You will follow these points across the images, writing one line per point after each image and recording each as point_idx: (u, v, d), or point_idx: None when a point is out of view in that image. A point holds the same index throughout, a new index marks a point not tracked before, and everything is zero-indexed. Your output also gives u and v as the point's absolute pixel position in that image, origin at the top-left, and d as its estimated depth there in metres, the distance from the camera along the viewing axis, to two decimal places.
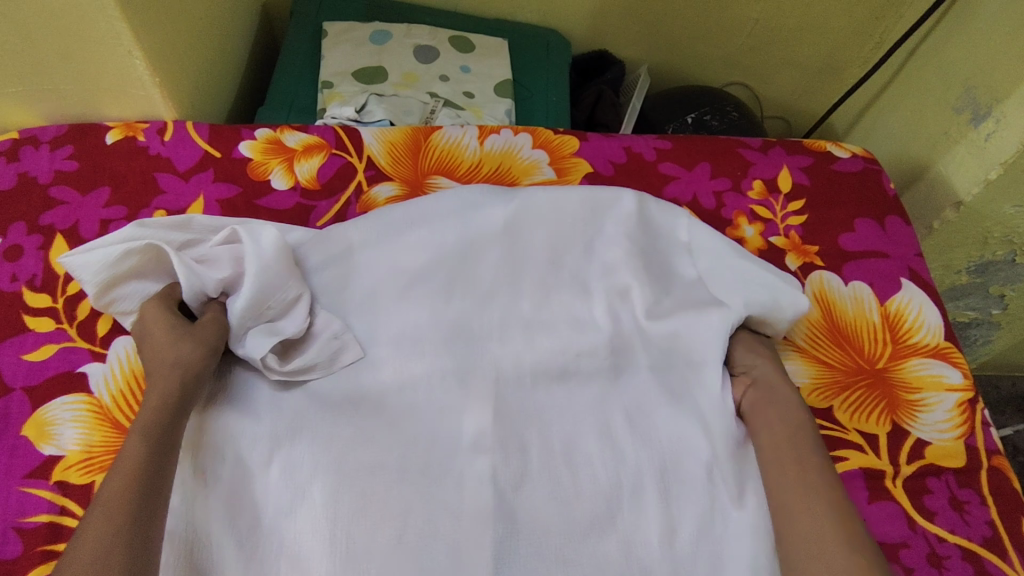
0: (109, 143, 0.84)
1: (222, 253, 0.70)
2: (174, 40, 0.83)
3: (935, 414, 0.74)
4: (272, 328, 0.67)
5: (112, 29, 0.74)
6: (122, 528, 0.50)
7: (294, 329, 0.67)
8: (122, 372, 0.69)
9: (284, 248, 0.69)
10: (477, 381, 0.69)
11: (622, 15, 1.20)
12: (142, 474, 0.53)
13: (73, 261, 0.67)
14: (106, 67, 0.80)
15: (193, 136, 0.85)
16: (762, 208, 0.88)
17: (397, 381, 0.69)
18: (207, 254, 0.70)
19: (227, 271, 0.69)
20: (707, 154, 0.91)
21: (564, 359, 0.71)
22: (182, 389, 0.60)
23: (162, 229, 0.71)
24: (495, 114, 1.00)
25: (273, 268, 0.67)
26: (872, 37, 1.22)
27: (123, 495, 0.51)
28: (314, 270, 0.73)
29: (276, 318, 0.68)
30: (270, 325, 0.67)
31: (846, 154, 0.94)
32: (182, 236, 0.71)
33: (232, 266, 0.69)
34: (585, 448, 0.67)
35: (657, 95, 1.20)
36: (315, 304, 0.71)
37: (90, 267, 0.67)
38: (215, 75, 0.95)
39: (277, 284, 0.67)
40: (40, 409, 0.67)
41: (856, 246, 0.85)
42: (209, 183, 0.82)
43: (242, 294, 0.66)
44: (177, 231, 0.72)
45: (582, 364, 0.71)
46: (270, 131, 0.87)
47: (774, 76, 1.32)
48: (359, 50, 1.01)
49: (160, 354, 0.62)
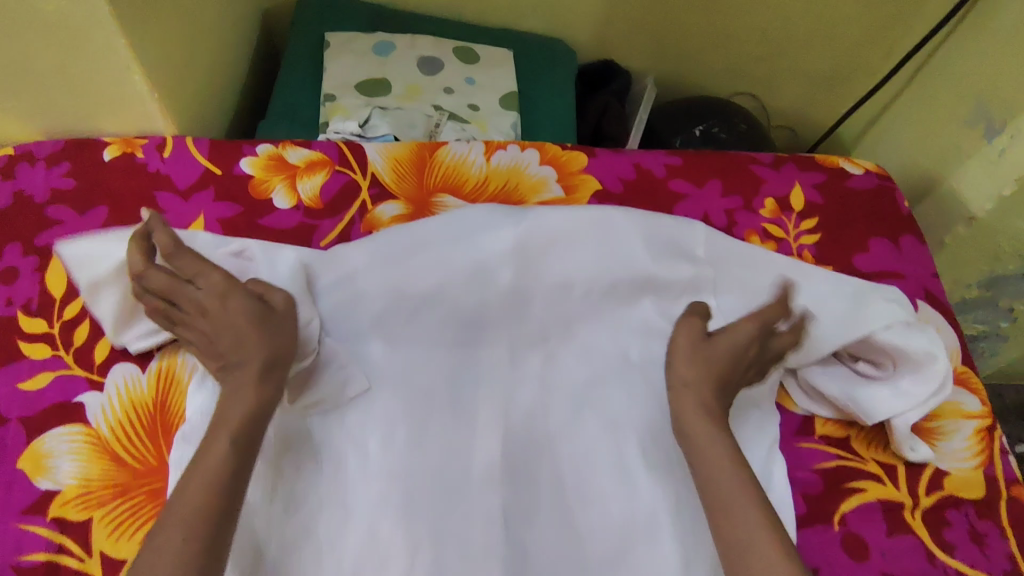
0: (106, 160, 0.82)
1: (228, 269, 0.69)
2: (174, 55, 0.81)
3: (953, 442, 0.73)
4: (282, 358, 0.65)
5: (110, 44, 0.72)
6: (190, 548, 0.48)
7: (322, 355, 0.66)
8: (120, 402, 0.67)
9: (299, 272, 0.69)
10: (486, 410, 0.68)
11: (629, 24, 1.18)
12: (222, 485, 0.51)
13: (79, 242, 0.71)
14: (103, 81, 0.77)
15: (193, 153, 0.83)
16: (774, 226, 0.86)
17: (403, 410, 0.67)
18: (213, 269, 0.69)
19: None
20: (717, 171, 0.89)
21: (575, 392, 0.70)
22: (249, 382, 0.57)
23: (167, 240, 0.71)
24: (501, 127, 0.98)
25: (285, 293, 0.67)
26: (882, 47, 1.20)
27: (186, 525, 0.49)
28: (324, 292, 0.69)
29: None
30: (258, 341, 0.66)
31: (859, 170, 0.92)
32: None
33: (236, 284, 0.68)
34: (597, 482, 0.65)
35: (664, 106, 1.18)
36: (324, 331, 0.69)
37: (86, 256, 0.70)
38: (214, 88, 0.93)
39: None
40: (35, 441, 0.65)
41: (870, 267, 0.84)
42: (209, 202, 0.80)
43: None
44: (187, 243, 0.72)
45: (595, 392, 0.70)
46: (271, 147, 0.85)
47: (781, 86, 1.30)
48: (361, 62, 0.99)
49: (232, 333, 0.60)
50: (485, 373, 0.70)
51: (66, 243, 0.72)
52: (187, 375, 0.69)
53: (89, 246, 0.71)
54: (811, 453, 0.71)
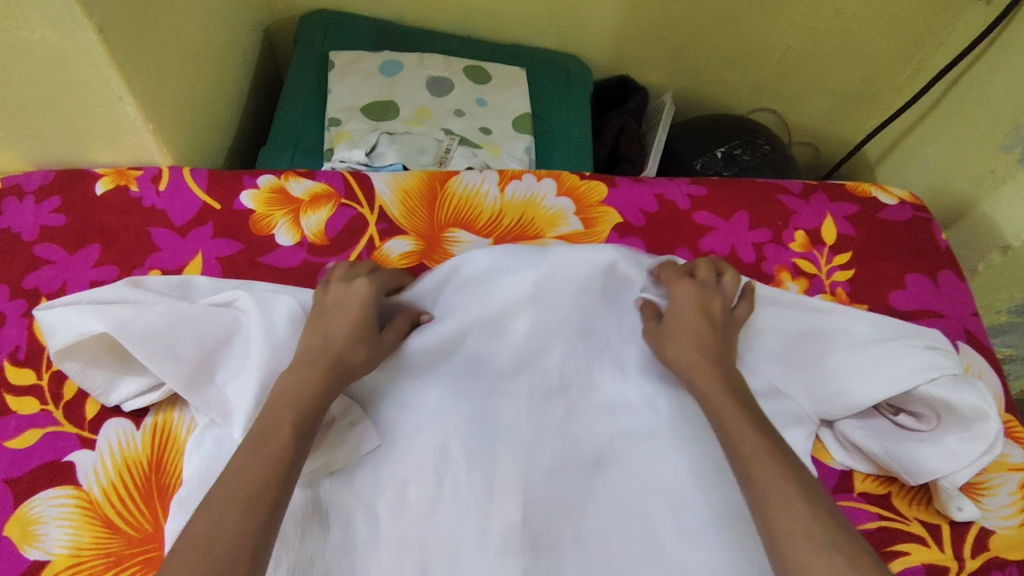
0: (99, 194, 0.77)
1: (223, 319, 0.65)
2: (169, 83, 0.76)
3: (998, 498, 0.68)
4: None
5: (100, 75, 0.67)
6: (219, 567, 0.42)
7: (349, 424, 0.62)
8: (114, 462, 0.63)
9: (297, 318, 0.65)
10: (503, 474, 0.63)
11: (645, 40, 1.14)
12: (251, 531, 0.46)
13: (47, 311, 0.63)
14: (94, 112, 0.73)
15: (190, 185, 0.78)
16: (805, 261, 0.81)
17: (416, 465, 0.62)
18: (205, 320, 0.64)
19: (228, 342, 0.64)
20: (744, 202, 0.85)
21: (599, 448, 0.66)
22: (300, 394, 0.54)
23: (161, 287, 0.67)
24: (514, 151, 0.94)
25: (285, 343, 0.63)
26: (909, 64, 1.15)
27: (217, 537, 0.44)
28: None
29: None
30: (261, 396, 0.60)
31: (893, 200, 0.87)
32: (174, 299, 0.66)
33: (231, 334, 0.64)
34: (624, 548, 0.61)
35: (682, 125, 1.13)
36: None
37: (59, 329, 0.62)
38: (213, 113, 0.88)
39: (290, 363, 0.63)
40: (22, 505, 0.60)
41: (908, 306, 0.79)
42: (207, 239, 0.76)
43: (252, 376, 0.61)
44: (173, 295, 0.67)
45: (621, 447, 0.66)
46: (273, 178, 0.80)
47: (803, 102, 1.25)
48: (367, 84, 0.94)
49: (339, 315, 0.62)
50: (502, 428, 0.65)
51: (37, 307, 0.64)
52: (187, 430, 0.65)
53: (58, 314, 0.63)
54: (851, 512, 0.66)
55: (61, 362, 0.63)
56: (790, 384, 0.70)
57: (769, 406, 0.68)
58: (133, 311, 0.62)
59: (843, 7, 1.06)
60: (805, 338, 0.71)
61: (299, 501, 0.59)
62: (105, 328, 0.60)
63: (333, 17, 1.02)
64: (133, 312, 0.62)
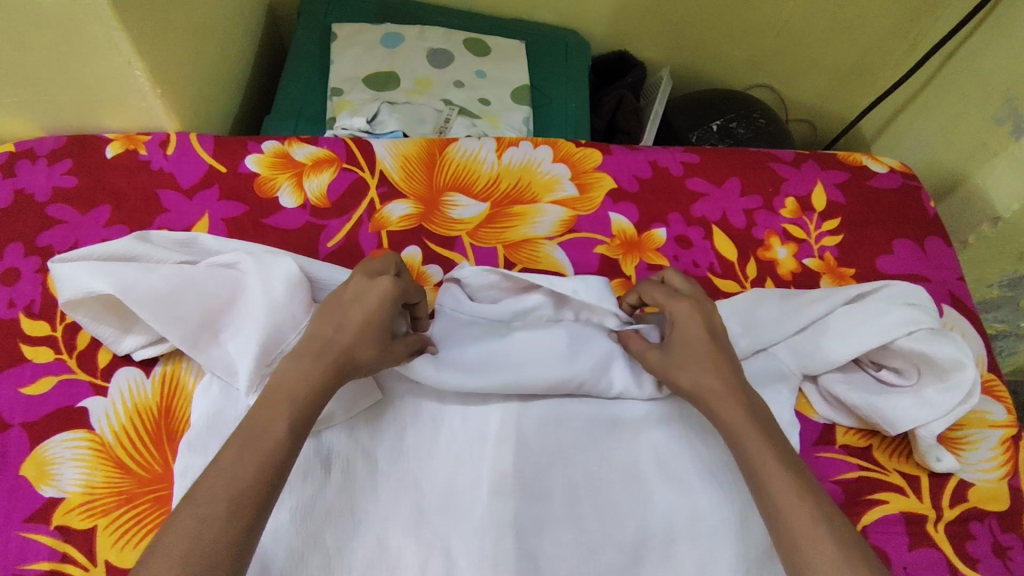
0: (109, 157, 0.80)
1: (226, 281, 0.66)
2: (176, 49, 0.79)
3: (977, 452, 0.71)
4: None
5: (110, 39, 0.70)
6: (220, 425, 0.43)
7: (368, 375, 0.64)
8: (125, 408, 0.66)
9: (298, 284, 0.65)
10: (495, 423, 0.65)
11: (644, 15, 1.15)
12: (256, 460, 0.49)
13: (57, 265, 0.64)
14: (105, 77, 0.75)
15: (197, 150, 0.81)
16: (794, 226, 0.83)
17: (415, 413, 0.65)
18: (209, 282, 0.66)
19: (231, 305, 0.66)
20: (736, 169, 0.87)
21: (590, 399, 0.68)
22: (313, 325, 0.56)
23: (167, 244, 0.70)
24: (512, 122, 0.96)
25: (285, 307, 0.64)
26: (905, 40, 1.16)
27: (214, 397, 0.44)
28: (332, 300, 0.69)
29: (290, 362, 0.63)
30: (258, 362, 0.62)
31: (883, 168, 0.89)
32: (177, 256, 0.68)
33: (234, 297, 0.66)
34: (612, 493, 0.64)
35: (680, 100, 1.15)
36: None
37: (67, 284, 0.63)
38: (219, 81, 0.90)
39: (291, 324, 0.64)
40: (38, 447, 0.63)
41: (894, 270, 0.81)
42: (213, 201, 0.78)
43: (252, 339, 0.62)
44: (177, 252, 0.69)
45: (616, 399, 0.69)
46: (277, 144, 0.83)
47: (799, 79, 1.26)
48: (369, 55, 0.97)
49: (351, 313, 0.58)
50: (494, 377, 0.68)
51: (52, 259, 0.65)
52: (194, 381, 0.68)
53: (70, 269, 0.64)
54: (833, 463, 0.69)
55: (71, 312, 0.65)
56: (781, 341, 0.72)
57: (754, 361, 0.70)
58: (140, 272, 0.64)
59: None
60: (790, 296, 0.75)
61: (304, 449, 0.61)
62: (111, 291, 0.62)
63: None
64: (140, 274, 0.64)
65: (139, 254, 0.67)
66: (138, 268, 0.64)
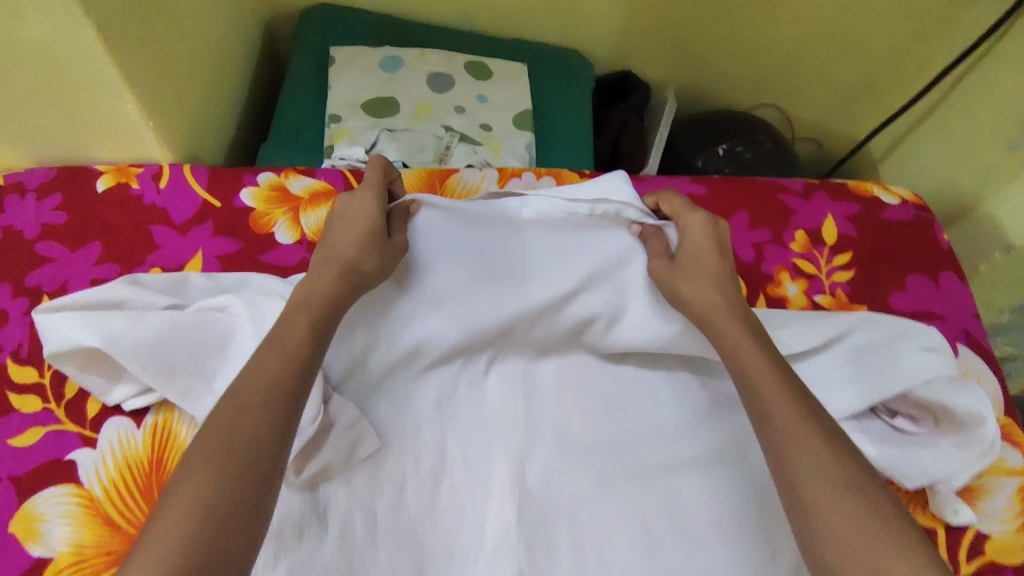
0: (99, 191, 0.77)
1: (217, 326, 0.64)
2: (171, 80, 0.76)
3: (995, 502, 0.69)
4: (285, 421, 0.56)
5: (100, 72, 0.67)
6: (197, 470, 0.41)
7: (338, 414, 0.59)
8: (115, 461, 0.63)
9: None
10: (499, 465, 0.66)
11: (648, 35, 1.13)
12: None
13: (42, 316, 0.63)
14: (95, 109, 0.72)
15: (191, 184, 0.79)
16: (805, 261, 0.81)
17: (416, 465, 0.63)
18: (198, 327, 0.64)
19: (222, 349, 0.63)
20: (745, 201, 0.84)
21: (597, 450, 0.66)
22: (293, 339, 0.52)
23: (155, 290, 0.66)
24: (515, 149, 0.93)
25: None
26: (915, 61, 1.14)
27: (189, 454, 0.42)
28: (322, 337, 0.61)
29: None
30: None
31: (895, 200, 0.87)
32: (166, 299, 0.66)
33: (225, 341, 0.63)
34: (620, 549, 0.61)
35: (684, 121, 1.13)
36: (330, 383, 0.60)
37: (52, 335, 0.62)
38: (214, 108, 0.88)
39: None
40: (26, 503, 0.61)
41: (908, 308, 0.79)
42: (207, 237, 0.76)
43: None
44: (167, 294, 0.67)
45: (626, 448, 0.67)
46: (273, 176, 0.81)
47: (806, 99, 1.24)
48: (368, 80, 0.94)
49: (344, 229, 0.60)
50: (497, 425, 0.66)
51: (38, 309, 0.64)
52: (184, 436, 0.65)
53: (56, 320, 0.63)
54: None
55: (57, 362, 0.64)
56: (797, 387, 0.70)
57: None
58: (127, 321, 0.62)
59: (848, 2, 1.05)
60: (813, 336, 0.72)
61: (298, 502, 0.56)
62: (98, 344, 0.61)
63: (335, 13, 1.02)
64: (127, 324, 0.62)
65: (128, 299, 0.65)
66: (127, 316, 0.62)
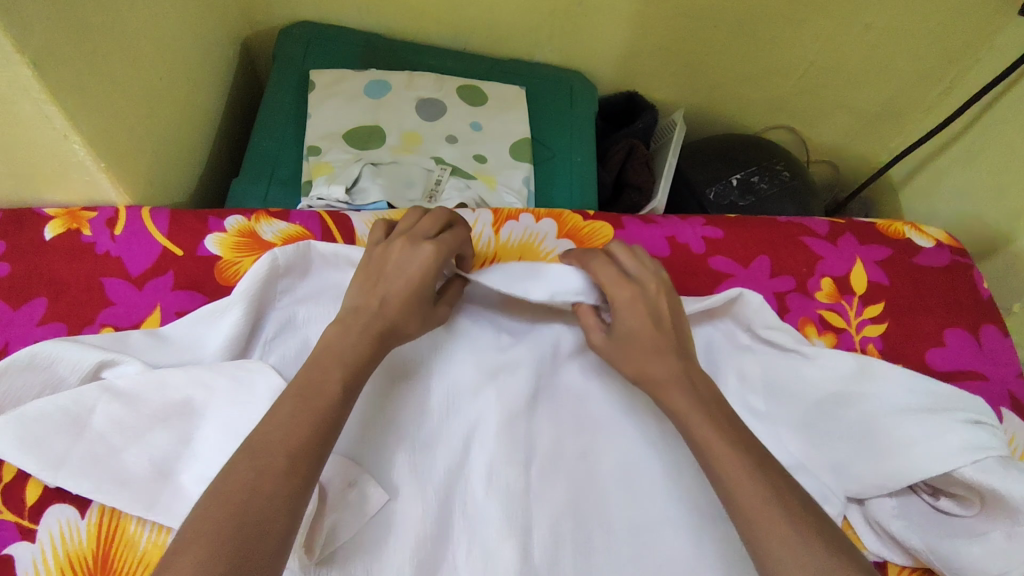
0: (47, 239, 0.68)
1: (149, 392, 0.56)
2: (126, 115, 0.67)
3: None
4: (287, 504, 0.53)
5: (40, 113, 0.58)
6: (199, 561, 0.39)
7: (338, 474, 0.57)
8: (56, 557, 0.54)
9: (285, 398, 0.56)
10: (503, 540, 0.58)
11: (655, 55, 1.05)
12: None
13: None
14: (37, 152, 0.63)
15: (150, 230, 0.70)
16: (833, 314, 0.73)
17: (415, 548, 0.56)
18: (129, 392, 0.56)
19: (161, 429, 0.56)
20: (765, 244, 0.77)
21: (618, 529, 0.61)
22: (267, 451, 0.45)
23: (93, 344, 0.59)
24: (512, 183, 0.85)
25: None
26: (941, 82, 1.06)
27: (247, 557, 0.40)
28: None
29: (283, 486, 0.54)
30: None
31: (930, 243, 0.80)
32: (97, 357, 0.57)
33: (161, 423, 0.56)
34: None
35: (694, 146, 1.05)
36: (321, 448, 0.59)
37: None
38: (180, 140, 0.80)
39: None
40: None
41: (946, 367, 0.71)
42: (166, 291, 0.68)
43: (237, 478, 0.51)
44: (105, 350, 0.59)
45: (640, 519, 0.62)
46: (242, 220, 0.73)
47: (824, 121, 1.16)
48: (352, 108, 0.86)
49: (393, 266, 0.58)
50: (504, 497, 0.60)
51: None
52: (160, 541, 0.56)
53: None
54: None
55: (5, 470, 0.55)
56: (808, 443, 0.65)
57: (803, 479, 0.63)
58: (57, 430, 0.54)
59: (873, 21, 0.98)
60: (839, 401, 0.66)
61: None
62: (32, 467, 0.53)
63: (316, 31, 0.94)
64: (58, 435, 0.54)
65: (58, 380, 0.57)
66: (60, 410, 0.55)
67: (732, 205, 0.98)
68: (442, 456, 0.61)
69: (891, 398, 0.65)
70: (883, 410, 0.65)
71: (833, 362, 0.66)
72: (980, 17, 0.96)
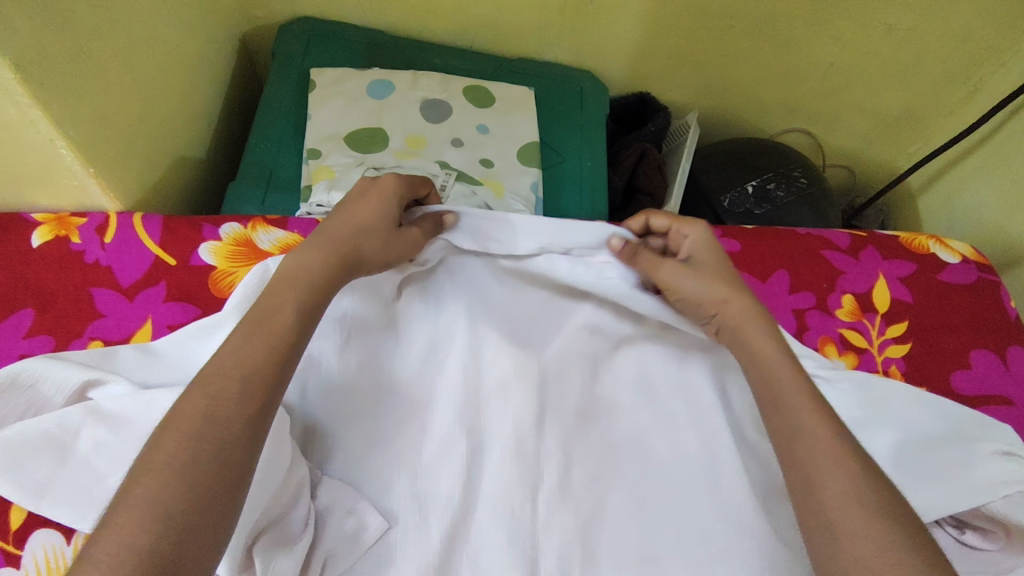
0: (35, 246, 0.65)
1: (131, 412, 0.52)
2: (116, 118, 0.64)
3: None
4: (285, 533, 0.49)
5: (24, 118, 0.55)
6: (141, 559, 0.34)
7: (335, 499, 0.54)
8: None
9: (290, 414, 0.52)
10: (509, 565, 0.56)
11: (670, 55, 1.02)
12: None
13: None
14: (22, 157, 0.60)
15: (142, 237, 0.67)
16: (853, 332, 0.70)
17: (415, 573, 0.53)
18: (113, 413, 0.53)
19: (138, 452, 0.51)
20: (784, 259, 0.74)
21: (636, 552, 0.58)
22: (246, 455, 0.40)
23: (81, 360, 0.57)
24: (519, 189, 0.82)
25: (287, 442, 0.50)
26: (964, 87, 1.03)
27: (188, 559, 0.35)
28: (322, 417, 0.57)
29: (281, 514, 0.50)
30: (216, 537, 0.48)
31: (955, 259, 0.77)
32: (80, 376, 0.54)
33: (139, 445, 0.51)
34: None
35: (707, 150, 1.02)
36: (319, 469, 0.56)
37: None
38: (173, 140, 0.76)
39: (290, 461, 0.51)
40: None
41: (974, 390, 0.68)
42: (158, 303, 0.65)
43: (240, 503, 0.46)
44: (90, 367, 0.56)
45: (656, 542, 0.59)
46: (238, 227, 0.70)
47: (842, 124, 1.13)
48: (354, 109, 0.83)
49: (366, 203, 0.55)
50: (510, 520, 0.58)
51: None
52: None
53: None
54: None
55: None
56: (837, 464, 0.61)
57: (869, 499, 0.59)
58: (43, 454, 0.52)
59: (897, 23, 0.94)
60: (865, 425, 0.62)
61: None
62: (20, 494, 0.51)
63: (318, 29, 0.91)
64: (45, 460, 0.52)
65: (42, 401, 0.55)
66: (45, 433, 0.52)
67: (747, 214, 0.95)
68: (446, 479, 0.58)
69: (915, 423, 0.62)
70: (908, 428, 0.62)
71: (859, 382, 0.63)
72: (1010, 19, 0.91)
